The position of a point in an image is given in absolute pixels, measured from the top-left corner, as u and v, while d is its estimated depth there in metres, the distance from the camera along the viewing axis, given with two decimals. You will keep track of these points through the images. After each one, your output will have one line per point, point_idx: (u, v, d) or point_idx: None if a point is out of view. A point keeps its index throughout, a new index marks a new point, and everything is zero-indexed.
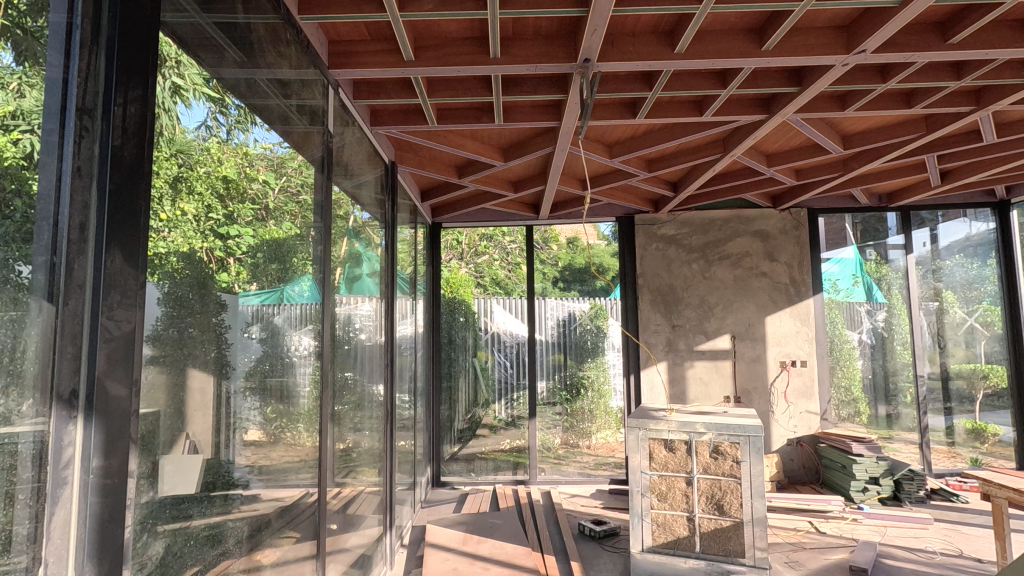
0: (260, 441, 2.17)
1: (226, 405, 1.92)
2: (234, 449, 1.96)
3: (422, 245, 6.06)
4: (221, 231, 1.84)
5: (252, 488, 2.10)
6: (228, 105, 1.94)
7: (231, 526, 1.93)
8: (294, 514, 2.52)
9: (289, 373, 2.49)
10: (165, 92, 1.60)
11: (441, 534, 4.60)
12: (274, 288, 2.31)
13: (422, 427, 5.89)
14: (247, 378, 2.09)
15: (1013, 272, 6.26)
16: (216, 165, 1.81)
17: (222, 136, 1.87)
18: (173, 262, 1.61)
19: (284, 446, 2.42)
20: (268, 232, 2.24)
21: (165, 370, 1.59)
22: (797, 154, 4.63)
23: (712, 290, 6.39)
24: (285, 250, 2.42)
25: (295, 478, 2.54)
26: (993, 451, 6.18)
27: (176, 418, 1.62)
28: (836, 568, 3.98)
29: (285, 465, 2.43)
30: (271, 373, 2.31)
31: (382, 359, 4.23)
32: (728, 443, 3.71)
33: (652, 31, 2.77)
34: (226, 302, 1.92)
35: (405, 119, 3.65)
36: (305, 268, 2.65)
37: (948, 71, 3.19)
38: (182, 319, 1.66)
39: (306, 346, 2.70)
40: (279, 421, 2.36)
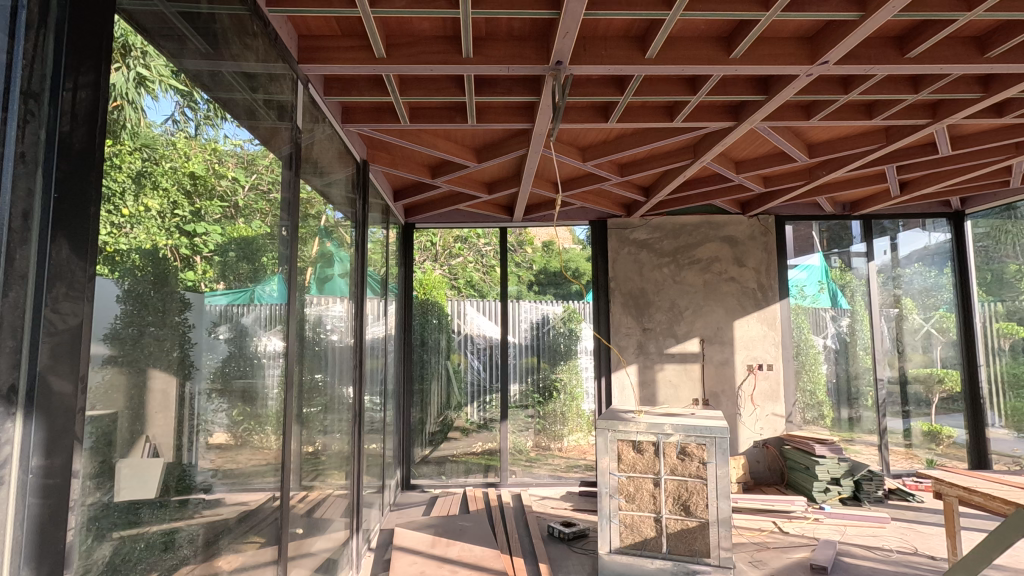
0: (225, 444, 2.12)
1: (189, 407, 1.87)
2: (197, 453, 1.91)
3: (394, 246, 6.01)
4: (187, 229, 1.79)
5: (215, 492, 2.05)
6: (196, 100, 1.91)
7: (190, 530, 1.88)
8: (257, 517, 2.46)
9: (257, 376, 2.43)
10: (128, 83, 1.56)
11: (410, 536, 4.55)
12: (243, 288, 2.27)
13: (392, 430, 5.83)
14: (212, 380, 2.04)
15: (967, 281, 6.51)
16: (183, 160, 1.77)
17: (190, 131, 1.83)
18: (135, 259, 1.56)
19: (250, 449, 2.37)
20: (237, 231, 2.19)
21: (125, 370, 1.54)
22: (765, 161, 4.74)
23: (682, 294, 6.48)
24: (255, 249, 2.37)
25: (260, 480, 2.48)
26: (947, 452, 6.41)
27: (135, 419, 1.58)
28: (798, 566, 4.07)
29: (249, 468, 2.37)
30: (238, 375, 2.26)
31: (352, 360, 4.17)
32: (695, 444, 3.76)
33: (623, 36, 2.81)
34: (191, 301, 1.87)
35: (377, 117, 3.61)
36: (274, 267, 2.59)
37: (906, 85, 3.31)
38: (143, 319, 1.61)
39: (275, 348, 2.65)
40: (246, 424, 2.31)
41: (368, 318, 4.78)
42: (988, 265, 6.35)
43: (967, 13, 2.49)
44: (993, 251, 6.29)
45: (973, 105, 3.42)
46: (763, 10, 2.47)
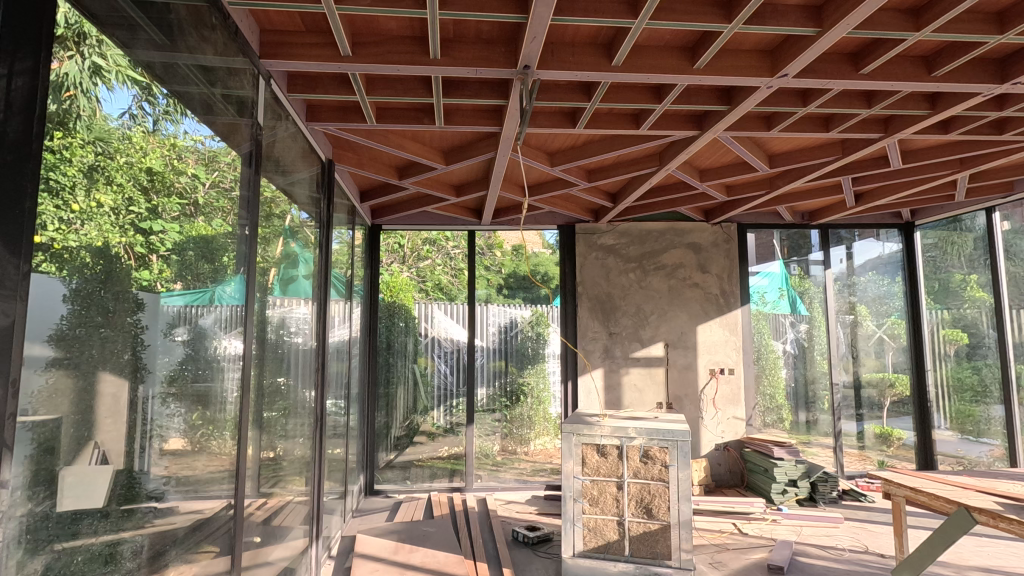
0: (180, 451, 2.05)
1: (141, 412, 1.79)
2: (149, 459, 1.84)
3: (360, 247, 5.92)
4: (143, 226, 1.73)
5: (168, 500, 1.98)
6: (155, 94, 1.86)
7: (140, 541, 1.80)
8: (211, 525, 2.38)
9: (216, 380, 2.35)
10: (82, 73, 1.50)
11: (372, 543, 4.46)
12: (203, 289, 2.19)
13: (355, 435, 5.73)
14: (168, 383, 1.96)
15: (916, 289, 6.79)
16: (141, 155, 1.71)
17: (148, 126, 1.76)
18: (84, 257, 1.49)
19: (208, 456, 2.30)
20: (196, 229, 2.12)
21: (71, 374, 1.47)
22: (728, 170, 4.85)
23: (648, 299, 6.58)
24: (214, 248, 2.29)
25: (216, 488, 2.40)
26: (897, 453, 6.67)
27: (82, 425, 1.51)
28: (756, 567, 4.15)
29: (205, 475, 2.29)
30: (197, 379, 2.18)
31: (314, 364, 4.08)
32: (658, 447, 3.80)
33: (590, 43, 2.84)
34: (144, 301, 1.79)
35: (342, 116, 3.54)
36: (234, 267, 2.51)
37: (861, 99, 3.44)
38: (92, 319, 1.54)
39: (235, 350, 2.56)
40: (203, 429, 2.24)
41: (332, 322, 4.68)
42: (936, 275, 6.63)
43: (916, 33, 2.59)
44: (940, 261, 6.58)
45: (921, 121, 3.57)
46: (725, 22, 2.52)
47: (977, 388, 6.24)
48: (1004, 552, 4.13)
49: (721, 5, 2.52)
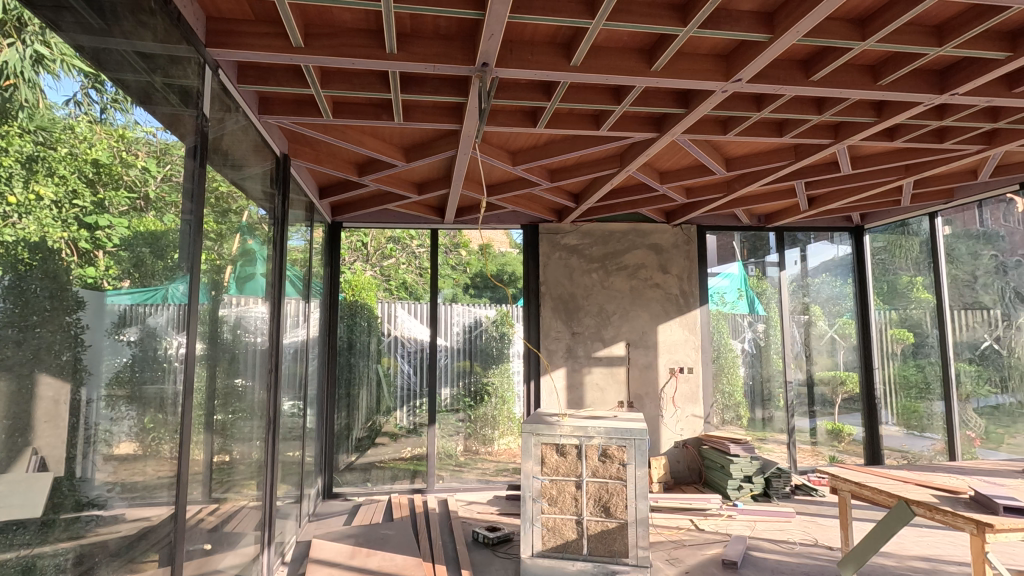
0: (130, 455, 2.03)
1: (84, 415, 1.76)
2: (93, 466, 1.81)
3: (319, 244, 5.78)
4: (88, 221, 1.72)
5: (113, 507, 1.93)
6: (103, 82, 1.85)
7: (78, 551, 1.74)
8: (158, 533, 2.29)
9: (167, 381, 2.33)
10: (24, 61, 1.49)
11: (327, 548, 4.36)
12: (151, 287, 2.16)
13: (313, 437, 5.59)
14: (113, 386, 1.92)
15: (866, 290, 7.06)
16: (85, 147, 1.71)
17: (95, 114, 1.77)
18: (21, 252, 1.48)
19: (158, 460, 2.26)
20: (145, 224, 2.10)
21: (4, 377, 1.45)
22: (687, 173, 4.93)
23: (610, 299, 6.64)
24: (164, 244, 2.26)
25: (164, 494, 2.32)
26: (848, 449, 6.92)
27: (16, 430, 1.48)
28: (711, 562, 4.23)
29: (155, 481, 2.24)
30: (147, 381, 2.16)
31: (269, 365, 3.94)
32: (616, 446, 3.83)
33: (549, 42, 2.83)
34: (86, 299, 1.76)
35: (297, 109, 3.44)
36: (185, 264, 2.47)
37: (811, 106, 3.54)
38: (27, 319, 1.52)
39: (185, 351, 2.50)
40: (156, 433, 2.23)
41: (287, 323, 4.53)
42: (885, 277, 6.88)
43: (861, 42, 2.68)
44: (889, 264, 6.83)
45: (868, 127, 3.70)
46: (680, 26, 2.55)
47: (921, 385, 6.47)
48: (942, 541, 4.32)
49: (677, 9, 2.55)
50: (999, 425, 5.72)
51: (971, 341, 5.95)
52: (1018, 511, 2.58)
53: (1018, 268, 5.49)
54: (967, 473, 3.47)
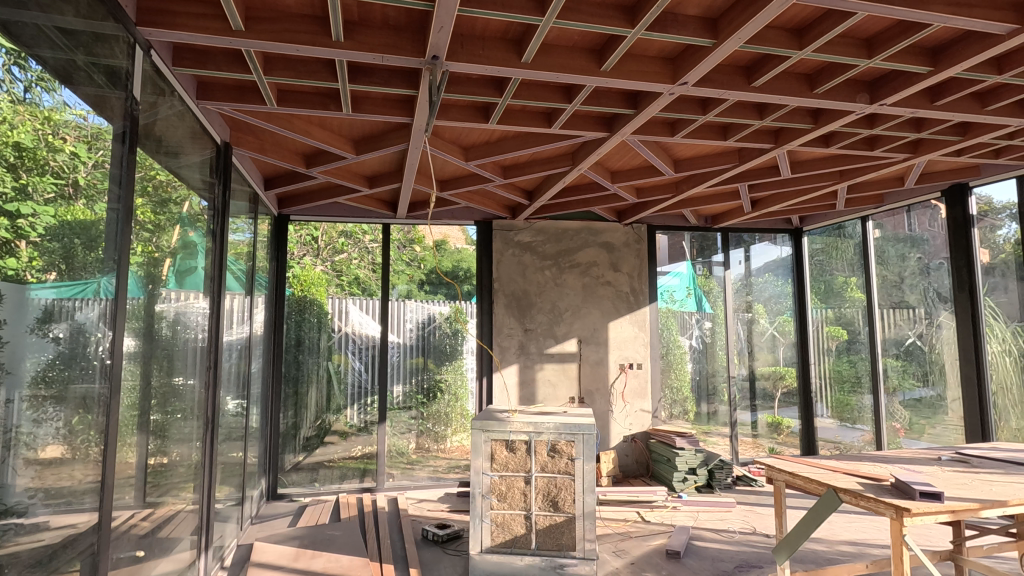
0: (55, 459, 1.93)
1: (3, 416, 1.66)
2: (13, 471, 1.70)
3: (264, 237, 5.58)
4: (8, 208, 1.62)
5: (34, 516, 1.82)
6: (27, 60, 1.76)
7: None
8: (83, 541, 2.16)
9: (97, 381, 2.23)
10: None
11: (270, 550, 4.22)
12: (78, 280, 2.06)
13: (257, 437, 5.40)
14: (35, 386, 1.81)
15: (803, 289, 7.41)
16: (6, 129, 1.62)
17: (17, 94, 1.68)
18: None
19: (83, 465, 2.14)
20: (74, 213, 2.01)
21: None
22: (637, 173, 5.03)
23: (563, 297, 6.71)
24: (94, 233, 2.17)
25: (90, 500, 2.20)
26: (786, 440, 7.26)
27: None
28: (656, 553, 4.36)
29: (81, 486, 2.14)
30: (74, 380, 2.07)
31: (208, 363, 3.77)
32: (565, 441, 3.89)
33: (500, 38, 2.82)
34: (5, 292, 1.65)
35: (239, 96, 3.30)
36: (116, 257, 2.36)
37: (753, 110, 3.67)
38: None
39: (115, 348, 2.37)
40: (83, 434, 2.13)
41: (228, 319, 4.35)
42: (822, 277, 7.21)
43: (799, 51, 2.79)
44: (826, 265, 7.16)
45: (805, 134, 3.87)
46: (628, 27, 2.59)
47: (853, 379, 6.80)
48: (868, 526, 4.60)
49: (625, 10, 2.59)
50: (921, 417, 6.00)
51: (896, 338, 6.28)
52: (933, 495, 2.78)
53: (940, 270, 5.80)
54: (890, 462, 3.70)
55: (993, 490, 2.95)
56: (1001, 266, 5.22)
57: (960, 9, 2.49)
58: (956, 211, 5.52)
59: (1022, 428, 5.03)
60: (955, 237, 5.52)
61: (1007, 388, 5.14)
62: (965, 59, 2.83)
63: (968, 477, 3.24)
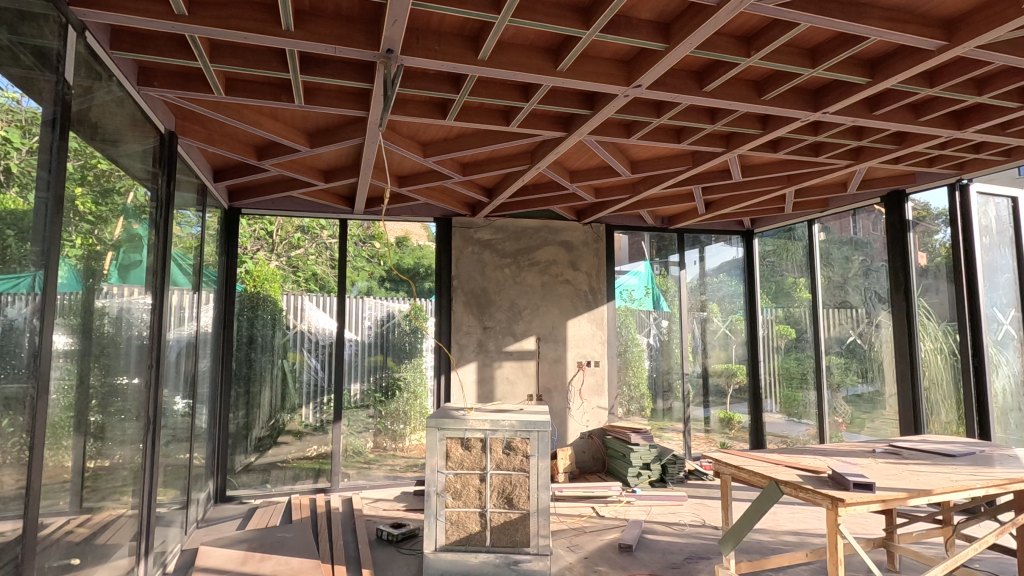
0: None
1: None
2: None
3: (213, 231, 5.39)
4: None
5: None
6: None
7: None
8: (8, 552, 2.04)
9: (26, 381, 2.12)
10: None
11: (217, 555, 4.09)
12: (8, 274, 1.98)
13: (204, 437, 5.22)
14: None
15: (754, 289, 7.66)
16: None
17: None
18: None
19: (10, 470, 2.03)
20: (3, 202, 1.93)
21: None
22: (595, 173, 5.09)
23: (522, 295, 6.74)
24: (25, 224, 2.08)
25: (15, 507, 2.08)
26: (737, 435, 7.51)
27: None
28: (608, 546, 4.44)
29: (6, 492, 2.02)
30: (3, 379, 1.97)
31: (152, 361, 3.61)
32: (520, 438, 3.90)
33: (456, 34, 2.80)
34: None
35: (183, 83, 3.17)
36: (50, 250, 2.26)
37: (705, 115, 3.77)
38: None
39: (47, 346, 2.26)
40: (13, 437, 2.04)
41: (173, 316, 4.18)
42: (773, 277, 7.47)
43: (747, 58, 2.88)
44: (776, 266, 7.42)
45: (755, 138, 4.00)
46: (583, 28, 2.61)
47: (799, 375, 7.08)
48: (809, 516, 4.80)
49: (580, 11, 2.61)
50: (861, 411, 6.30)
51: (839, 337, 6.57)
52: (866, 486, 2.92)
53: (879, 272, 6.10)
54: (828, 454, 3.87)
55: (921, 480, 3.13)
56: (934, 269, 5.54)
57: (894, 24, 2.62)
58: (893, 216, 5.81)
59: (950, 421, 5.37)
60: (892, 240, 5.81)
61: (938, 384, 5.47)
62: (899, 71, 2.98)
63: (899, 468, 3.43)
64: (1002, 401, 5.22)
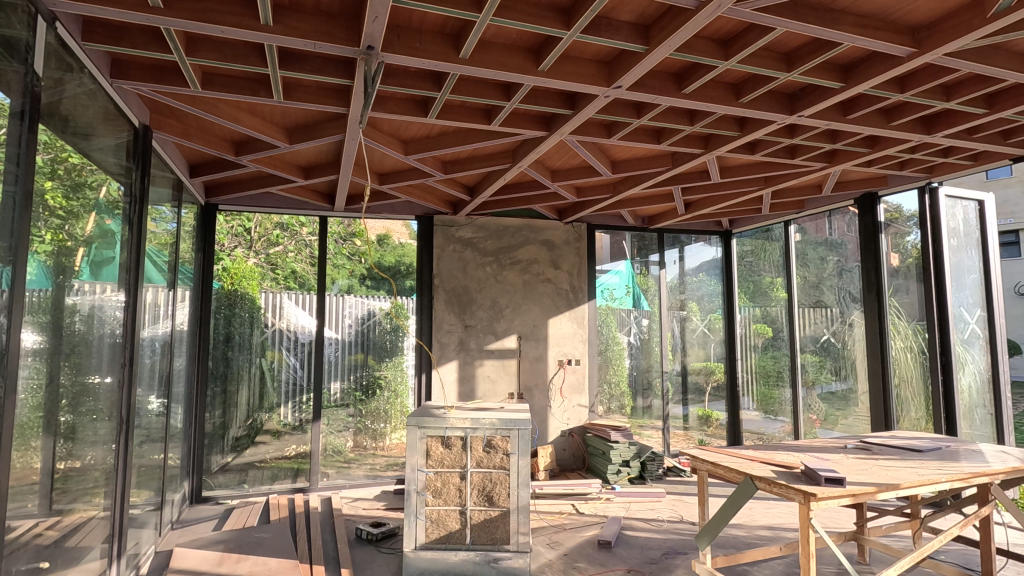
0: None
1: None
2: None
3: (190, 227, 5.30)
4: None
5: None
6: None
7: None
8: None
9: None
10: None
11: (192, 556, 4.02)
12: None
13: (180, 437, 5.13)
14: None
15: (732, 288, 7.79)
16: None
17: None
18: None
19: None
20: None
21: None
22: (577, 173, 5.12)
23: (503, 293, 6.75)
24: None
25: None
26: (715, 432, 7.63)
27: None
28: (588, 543, 4.48)
29: None
30: None
31: (125, 360, 3.54)
32: (500, 437, 3.92)
33: (438, 32, 2.80)
34: None
35: (158, 76, 3.10)
36: (17, 246, 2.20)
37: (684, 116, 3.82)
38: None
39: (13, 345, 2.20)
40: None
41: (147, 314, 4.10)
42: (751, 277, 7.59)
43: (724, 61, 2.93)
44: (754, 266, 7.54)
45: (733, 140, 4.06)
46: (564, 28, 2.63)
47: (776, 373, 7.21)
48: (784, 511, 4.90)
49: (561, 11, 2.63)
50: (835, 408, 6.45)
51: (813, 335, 6.71)
52: (836, 481, 3.01)
53: (852, 273, 6.25)
54: (802, 450, 3.96)
55: (889, 475, 3.22)
56: (905, 270, 5.69)
57: (866, 31, 2.69)
58: (866, 218, 5.94)
59: (920, 418, 5.53)
60: (865, 242, 5.95)
61: (908, 381, 5.62)
62: (872, 76, 3.06)
63: (869, 463, 3.52)
64: (969, 398, 5.42)
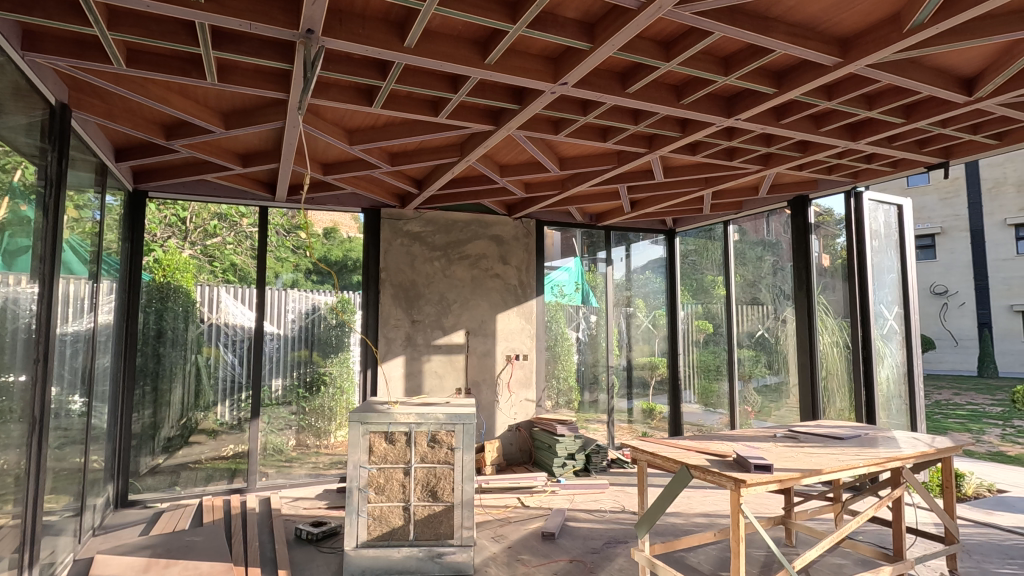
0: None
1: None
2: None
3: (116, 217, 4.98)
4: None
5: None
6: None
7: None
8: None
9: None
10: None
11: (116, 563, 3.80)
12: None
13: (103, 438, 4.82)
14: None
15: (676, 286, 8.03)
16: None
17: None
18: None
19: None
20: None
21: None
22: (525, 168, 5.14)
23: (451, 288, 6.71)
24: None
25: None
26: (658, 425, 7.87)
27: None
28: (532, 535, 4.53)
29: None
30: None
31: (39, 355, 3.28)
32: (445, 431, 3.89)
33: (382, 19, 2.74)
34: None
35: (76, 51, 2.89)
36: None
37: (629, 115, 3.90)
38: None
39: None
40: None
41: (69, 309, 3.85)
42: (693, 275, 7.85)
43: (666, 63, 3.01)
44: (697, 265, 7.79)
45: (674, 141, 4.19)
46: (510, 22, 2.62)
47: (715, 367, 7.49)
48: (719, 499, 5.12)
49: (507, 5, 2.63)
50: (769, 400, 6.76)
51: (749, 331, 7.03)
52: (764, 467, 3.16)
53: (785, 272, 6.57)
54: (736, 439, 4.15)
55: (813, 461, 3.41)
56: (832, 269, 6.03)
57: (797, 39, 2.82)
58: (799, 219, 6.26)
59: (844, 408, 5.89)
60: (799, 242, 6.24)
61: (834, 373, 5.97)
62: (802, 84, 3.21)
63: (796, 451, 3.72)
64: (887, 388, 5.81)
